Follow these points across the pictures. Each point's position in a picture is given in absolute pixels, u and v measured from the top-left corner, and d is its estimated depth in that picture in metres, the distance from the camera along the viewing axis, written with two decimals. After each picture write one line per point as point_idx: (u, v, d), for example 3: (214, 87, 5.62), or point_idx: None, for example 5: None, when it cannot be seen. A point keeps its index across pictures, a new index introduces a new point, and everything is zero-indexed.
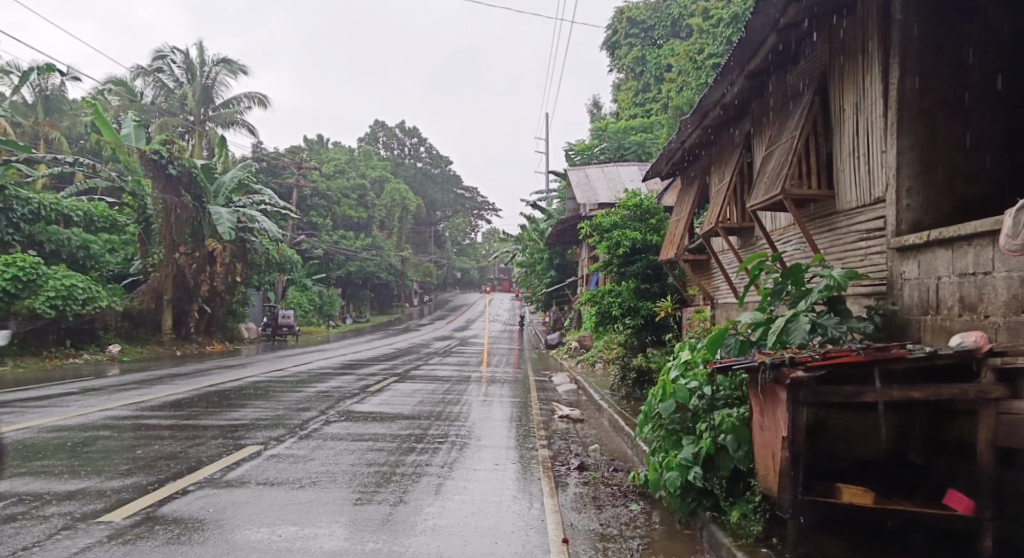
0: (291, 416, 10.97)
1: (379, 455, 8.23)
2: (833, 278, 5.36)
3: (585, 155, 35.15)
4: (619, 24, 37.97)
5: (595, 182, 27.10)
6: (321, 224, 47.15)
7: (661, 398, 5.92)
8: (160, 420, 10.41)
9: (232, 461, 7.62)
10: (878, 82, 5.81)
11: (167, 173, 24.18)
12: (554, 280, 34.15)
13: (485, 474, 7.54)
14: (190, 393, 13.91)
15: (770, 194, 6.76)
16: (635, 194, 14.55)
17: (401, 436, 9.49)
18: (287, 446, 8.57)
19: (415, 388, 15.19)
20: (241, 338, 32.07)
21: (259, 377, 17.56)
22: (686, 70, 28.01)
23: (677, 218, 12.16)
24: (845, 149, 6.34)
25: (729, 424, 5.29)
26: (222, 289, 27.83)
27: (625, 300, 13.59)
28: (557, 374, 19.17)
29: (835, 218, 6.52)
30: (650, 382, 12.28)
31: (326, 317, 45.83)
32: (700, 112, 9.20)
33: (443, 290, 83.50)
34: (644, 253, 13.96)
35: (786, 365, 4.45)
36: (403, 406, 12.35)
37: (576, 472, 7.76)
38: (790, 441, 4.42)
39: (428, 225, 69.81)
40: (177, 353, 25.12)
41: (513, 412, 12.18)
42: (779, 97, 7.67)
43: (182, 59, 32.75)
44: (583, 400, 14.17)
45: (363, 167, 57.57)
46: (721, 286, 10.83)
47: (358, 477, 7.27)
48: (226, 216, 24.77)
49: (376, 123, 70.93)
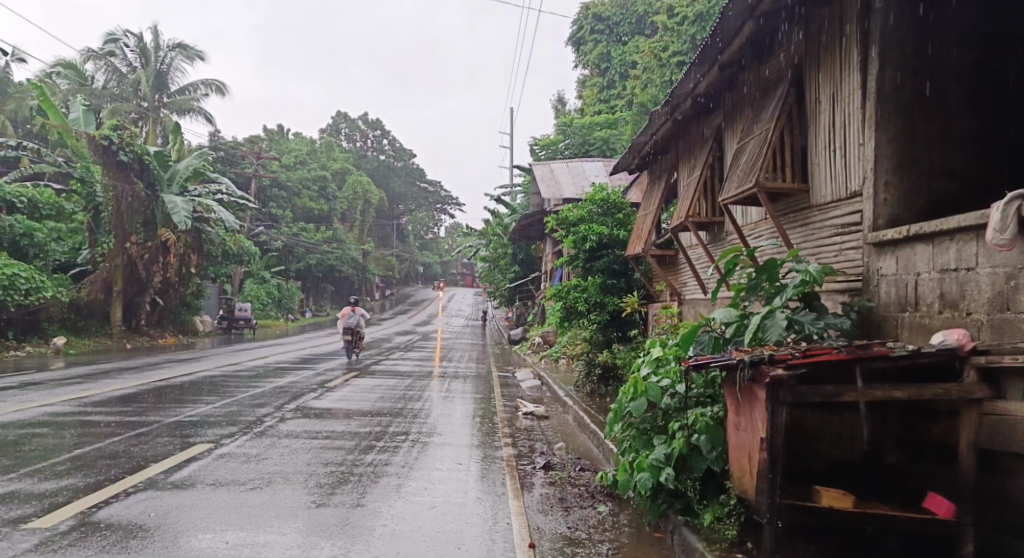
0: (245, 413, 10.55)
1: (336, 454, 7.89)
2: (811, 272, 5.20)
3: (550, 150, 34.90)
4: (585, 20, 37.79)
5: (560, 177, 26.95)
6: (280, 216, 46.23)
7: (632, 396, 5.71)
8: (105, 416, 9.89)
9: (179, 461, 7.20)
10: (856, 73, 5.65)
11: (119, 159, 23.25)
12: (517, 275, 33.91)
13: (447, 474, 7.26)
14: (138, 389, 13.33)
15: (744, 187, 6.59)
16: (601, 189, 14.35)
17: (360, 434, 9.15)
18: (239, 444, 8.18)
19: (375, 383, 14.81)
20: (195, 331, 31.21)
21: (213, 371, 17.04)
22: (651, 67, 27.88)
23: (644, 212, 11.99)
24: (820, 142, 6.20)
25: (702, 424, 5.10)
26: (175, 280, 27.01)
27: (591, 295, 13.40)
28: (520, 370, 18.93)
29: (809, 213, 6.38)
30: (615, 378, 12.13)
31: (284, 310, 45.05)
32: (671, 103, 9.02)
33: (406, 284, 82.73)
34: (611, 249, 13.78)
35: (765, 363, 4.27)
36: (362, 402, 11.99)
37: (542, 471, 7.52)
38: (769, 443, 4.24)
39: (390, 218, 69.01)
40: (128, 346, 24.31)
41: (476, 409, 11.92)
42: (753, 89, 7.51)
43: (136, 42, 31.93)
44: (547, 396, 13.96)
45: (324, 159, 56.65)
46: (689, 282, 10.68)
47: (312, 477, 6.93)
48: (181, 206, 24.01)
49: (339, 114, 69.94)
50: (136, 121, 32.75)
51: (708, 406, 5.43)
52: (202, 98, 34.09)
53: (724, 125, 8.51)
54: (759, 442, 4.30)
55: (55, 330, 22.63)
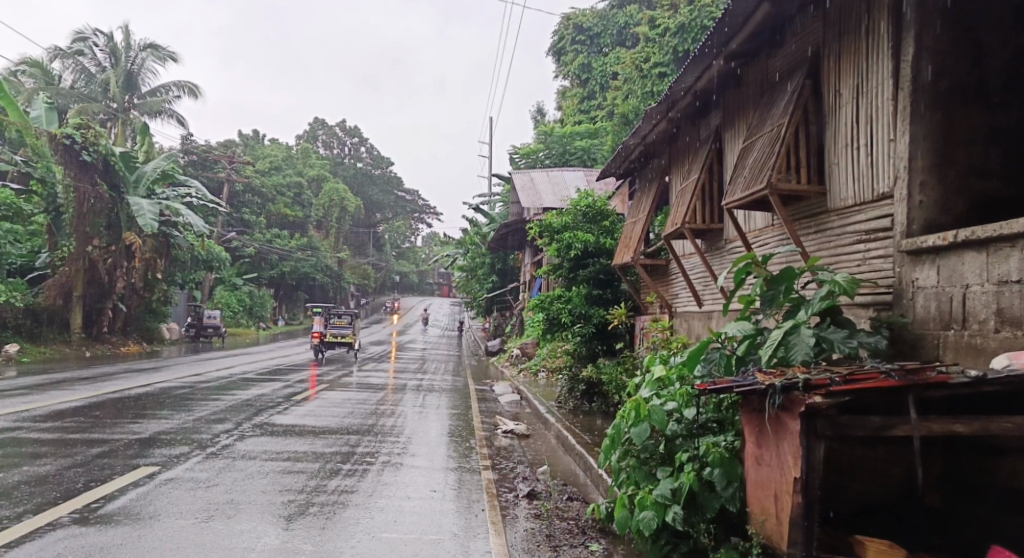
0: (201, 430, 9.70)
1: (297, 479, 7.11)
2: (840, 282, 4.56)
3: (529, 159, 34.35)
4: (565, 31, 37.24)
5: (540, 186, 26.36)
6: (253, 221, 45.16)
7: (633, 421, 5.00)
8: (44, 433, 8.98)
9: (116, 488, 6.37)
10: (885, 60, 5.05)
11: (81, 159, 22.23)
12: (494, 285, 33.29)
13: (419, 504, 6.49)
14: (88, 401, 12.42)
15: (753, 188, 5.98)
16: (588, 195, 13.71)
17: (325, 455, 8.34)
18: (189, 467, 7.35)
19: (345, 397, 14.03)
20: (161, 339, 30.23)
21: (174, 382, 16.12)
22: (632, 79, 27.35)
23: (632, 220, 11.34)
24: (840, 140, 5.59)
25: (715, 456, 4.42)
26: (140, 285, 26.07)
27: (575, 307, 12.77)
28: (498, 383, 18.23)
29: (825, 218, 5.76)
30: (600, 395, 11.48)
31: (256, 319, 43.93)
32: (667, 101, 8.44)
33: (382, 293, 81.74)
34: (596, 257, 13.12)
35: (800, 389, 3.62)
36: (330, 418, 11.19)
37: (525, 501, 6.78)
38: (802, 481, 3.61)
39: (367, 227, 68.07)
40: (87, 354, 23.24)
41: (452, 425, 11.20)
42: (762, 84, 6.92)
43: (106, 42, 30.92)
44: (526, 412, 13.23)
45: (300, 165, 55.75)
46: (681, 292, 10.05)
47: (276, 507, 6.16)
48: (147, 208, 23.04)
49: (317, 122, 69.02)
50: (104, 123, 31.70)
51: (721, 436, 4.76)
52: (173, 101, 33.13)
53: (725, 126, 7.94)
54: (791, 480, 3.67)
55: (9, 337, 21.54)
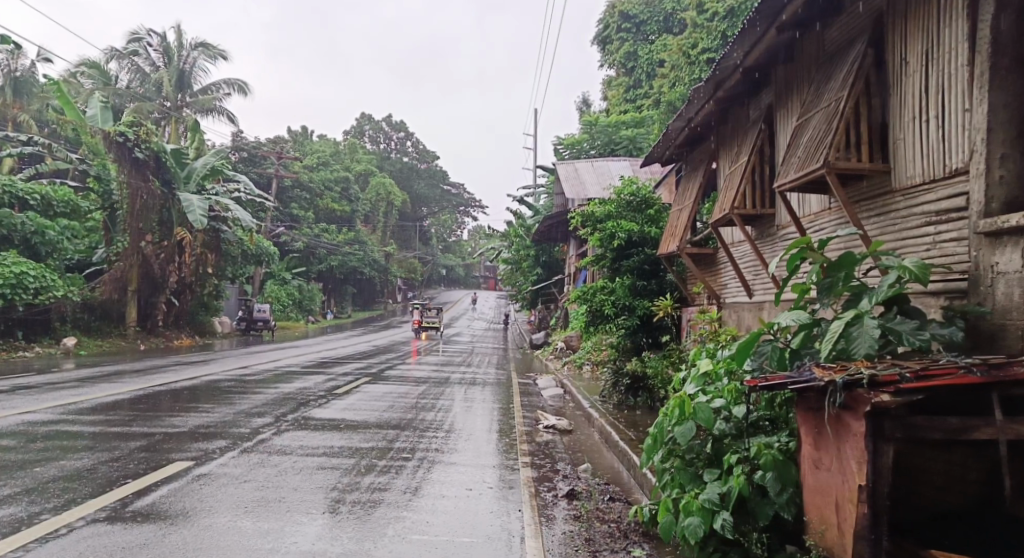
0: (240, 424, 9.60)
1: (331, 475, 6.91)
2: (908, 268, 4.11)
3: (574, 150, 33.88)
4: (611, 19, 36.52)
5: (584, 176, 25.96)
6: (301, 216, 45.69)
7: (677, 419, 4.63)
8: (86, 426, 8.95)
9: (147, 485, 6.22)
10: (962, 22, 4.56)
11: (133, 156, 22.56)
12: (539, 278, 32.95)
13: (454, 504, 6.24)
14: (134, 394, 12.48)
15: (809, 168, 5.55)
16: (631, 182, 13.26)
17: (362, 451, 8.14)
18: (224, 462, 7.21)
19: (387, 390, 13.89)
20: (213, 333, 30.77)
21: (221, 375, 16.18)
22: (679, 66, 26.65)
23: (679, 208, 10.90)
24: (907, 113, 5.12)
25: (768, 458, 4.04)
26: (191, 280, 26.48)
27: (619, 298, 12.39)
28: (542, 376, 17.98)
29: (888, 198, 5.30)
30: (645, 389, 11.09)
31: (305, 312, 44.47)
32: (714, 80, 7.98)
33: (429, 287, 82.11)
34: (641, 247, 12.69)
35: (866, 386, 3.23)
36: (371, 412, 11.03)
37: (564, 501, 6.47)
38: (869, 489, 3.22)
39: (413, 220, 68.40)
40: (141, 347, 23.66)
41: (493, 420, 10.94)
42: (819, 57, 6.44)
43: (159, 42, 31.39)
44: (570, 407, 12.91)
45: (348, 160, 56.21)
46: (730, 283, 9.58)
47: (316, 505, 5.96)
48: (197, 203, 23.33)
49: (363, 117, 69.48)
50: (158, 121, 32.29)
51: (775, 436, 4.37)
52: (224, 98, 33.52)
53: (777, 104, 7.48)
54: (855, 488, 3.27)
55: (67, 330, 22.02)
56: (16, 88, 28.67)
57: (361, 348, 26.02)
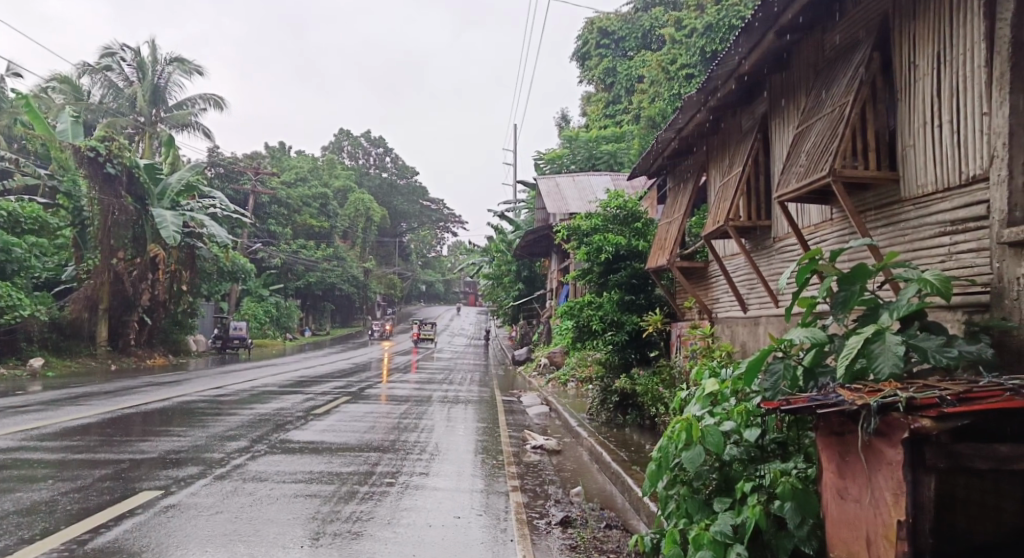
0: (214, 449, 9.14)
1: (309, 504, 6.50)
2: (932, 280, 3.84)
3: (554, 164, 33.69)
4: (590, 34, 36.57)
5: (565, 191, 25.73)
6: (279, 232, 45.07)
7: (684, 444, 4.29)
8: (48, 454, 8.44)
9: (108, 519, 5.78)
10: (977, 21, 4.35)
11: (105, 171, 21.98)
12: (521, 293, 32.66)
13: (442, 534, 5.85)
14: (101, 417, 11.94)
15: (813, 176, 5.31)
16: (617, 195, 13.01)
17: (342, 476, 7.74)
18: (196, 492, 6.78)
19: (368, 410, 13.46)
20: (188, 351, 30.06)
21: (194, 396, 15.63)
22: (659, 81, 26.62)
23: (668, 220, 10.63)
24: (916, 118, 4.89)
25: (786, 487, 3.72)
26: (165, 298, 25.86)
27: (607, 313, 12.09)
28: (526, 393, 17.63)
29: (897, 208, 5.06)
30: (635, 406, 10.78)
31: (282, 330, 43.77)
32: (707, 88, 7.76)
33: (408, 303, 81.53)
34: (628, 261, 12.41)
35: (904, 409, 2.94)
36: (351, 434, 10.60)
37: (558, 529, 6.13)
38: (909, 526, 2.95)
39: (393, 236, 67.88)
40: (113, 367, 22.96)
41: (479, 440, 10.57)
42: (819, 62, 6.23)
43: (133, 56, 30.62)
44: (556, 425, 12.57)
45: (326, 176, 55.71)
46: (722, 297, 9.33)
47: (294, 539, 5.53)
48: (170, 220, 22.75)
49: (342, 132, 69.08)
50: (132, 137, 31.71)
51: (791, 462, 4.07)
52: (199, 113, 32.98)
53: (773, 113, 7.27)
54: (892, 523, 3.00)
55: (34, 350, 21.33)
56: None
57: (340, 366, 25.50)
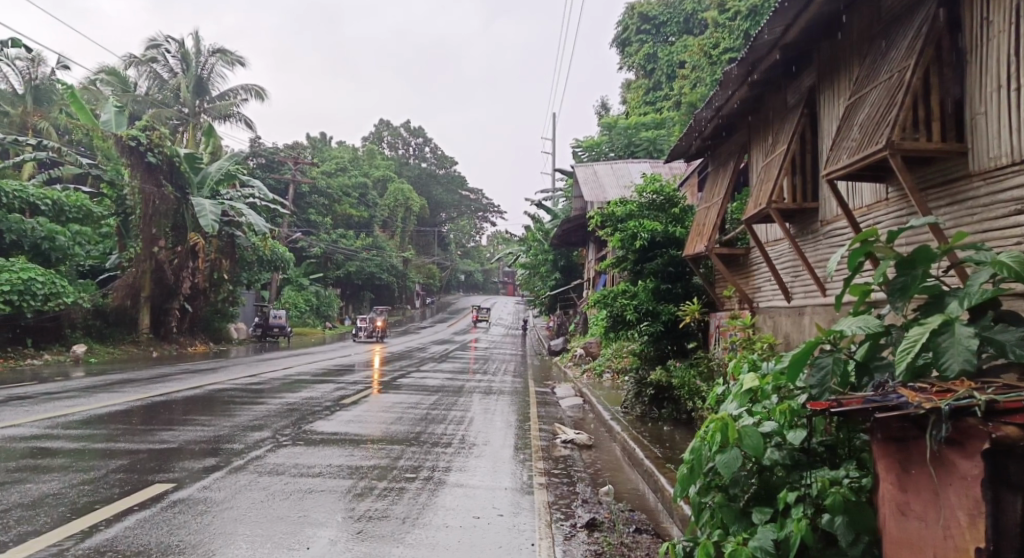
0: (235, 439, 8.91)
1: (325, 501, 6.18)
2: (1010, 263, 3.32)
3: (593, 152, 33.08)
4: (630, 20, 35.79)
5: (603, 178, 25.19)
6: (319, 222, 45.21)
7: (719, 447, 3.84)
8: (69, 443, 8.28)
9: (113, 515, 5.53)
10: None
11: (146, 161, 22.04)
12: (558, 282, 32.25)
13: (459, 536, 5.47)
14: (132, 404, 11.84)
15: (868, 150, 4.78)
16: (654, 179, 12.49)
17: (361, 470, 7.43)
18: (208, 485, 6.52)
19: (398, 400, 13.17)
20: (228, 339, 30.31)
21: (229, 384, 15.54)
22: (701, 66, 25.83)
23: (707, 205, 10.09)
24: (989, 82, 4.36)
25: (838, 499, 3.26)
26: (205, 285, 26.02)
27: (641, 303, 11.56)
28: (560, 384, 17.24)
29: (963, 183, 4.53)
30: (670, 400, 10.32)
31: (322, 318, 44.04)
32: (750, 61, 7.23)
33: (448, 293, 81.75)
34: (665, 248, 11.89)
35: (984, 413, 2.51)
36: (377, 425, 10.33)
37: (584, 532, 5.74)
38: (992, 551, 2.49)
39: (432, 226, 67.88)
40: (154, 354, 23.14)
41: (507, 433, 10.20)
42: (873, 27, 5.69)
43: (177, 48, 30.90)
44: (590, 418, 12.16)
45: (366, 166, 55.89)
46: (764, 285, 8.79)
47: (306, 540, 5.21)
48: (210, 208, 22.66)
49: (382, 122, 69.21)
50: (176, 128, 31.93)
51: (842, 468, 3.60)
52: (241, 104, 33.12)
53: (823, 85, 6.72)
54: (969, 548, 2.56)
55: (77, 337, 21.53)
56: (35, 96, 28.46)
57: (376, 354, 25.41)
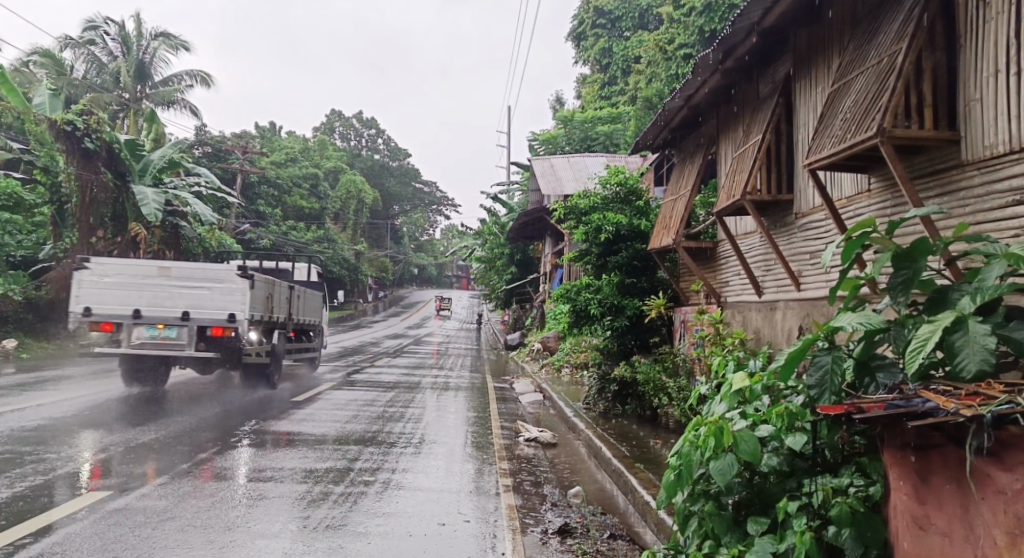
0: (178, 442, 8.34)
1: (276, 510, 5.73)
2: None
3: (550, 145, 32.75)
4: (586, 13, 35.53)
5: (560, 172, 24.90)
6: (267, 214, 43.84)
7: (711, 452, 3.55)
8: None
9: (41, 529, 4.99)
10: None
11: (83, 147, 20.75)
12: (514, 276, 31.87)
13: (424, 548, 5.05)
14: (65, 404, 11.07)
15: (857, 138, 4.55)
16: (617, 171, 12.23)
17: (315, 473, 6.98)
18: (148, 494, 6.00)
19: (352, 398, 12.65)
20: None
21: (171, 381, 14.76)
22: (656, 61, 25.68)
23: (673, 197, 9.87)
24: (984, 68, 4.18)
25: (844, 510, 3.01)
26: None
27: (605, 297, 11.32)
28: (519, 379, 16.91)
29: (956, 173, 4.35)
30: (635, 396, 10.10)
31: None
32: (724, 47, 7.00)
33: (400, 287, 80.66)
34: (629, 241, 11.64)
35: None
36: (331, 424, 9.83)
37: (555, 539, 5.42)
38: None
39: (384, 218, 66.79)
40: None
41: (467, 431, 9.83)
42: (857, 12, 5.51)
43: (117, 30, 29.68)
44: (551, 415, 11.87)
45: (316, 157, 54.62)
46: (733, 279, 8.60)
47: (256, 554, 4.77)
48: (152, 197, 21.47)
49: (333, 112, 67.78)
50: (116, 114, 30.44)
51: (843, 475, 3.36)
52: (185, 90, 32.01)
53: (799, 74, 6.54)
54: None
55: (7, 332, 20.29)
56: None
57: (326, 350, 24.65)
